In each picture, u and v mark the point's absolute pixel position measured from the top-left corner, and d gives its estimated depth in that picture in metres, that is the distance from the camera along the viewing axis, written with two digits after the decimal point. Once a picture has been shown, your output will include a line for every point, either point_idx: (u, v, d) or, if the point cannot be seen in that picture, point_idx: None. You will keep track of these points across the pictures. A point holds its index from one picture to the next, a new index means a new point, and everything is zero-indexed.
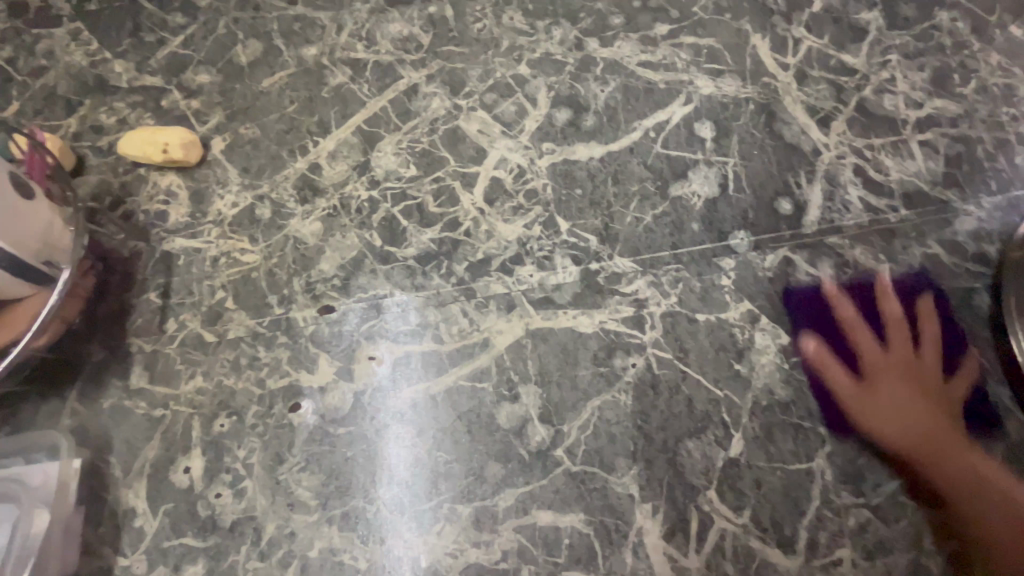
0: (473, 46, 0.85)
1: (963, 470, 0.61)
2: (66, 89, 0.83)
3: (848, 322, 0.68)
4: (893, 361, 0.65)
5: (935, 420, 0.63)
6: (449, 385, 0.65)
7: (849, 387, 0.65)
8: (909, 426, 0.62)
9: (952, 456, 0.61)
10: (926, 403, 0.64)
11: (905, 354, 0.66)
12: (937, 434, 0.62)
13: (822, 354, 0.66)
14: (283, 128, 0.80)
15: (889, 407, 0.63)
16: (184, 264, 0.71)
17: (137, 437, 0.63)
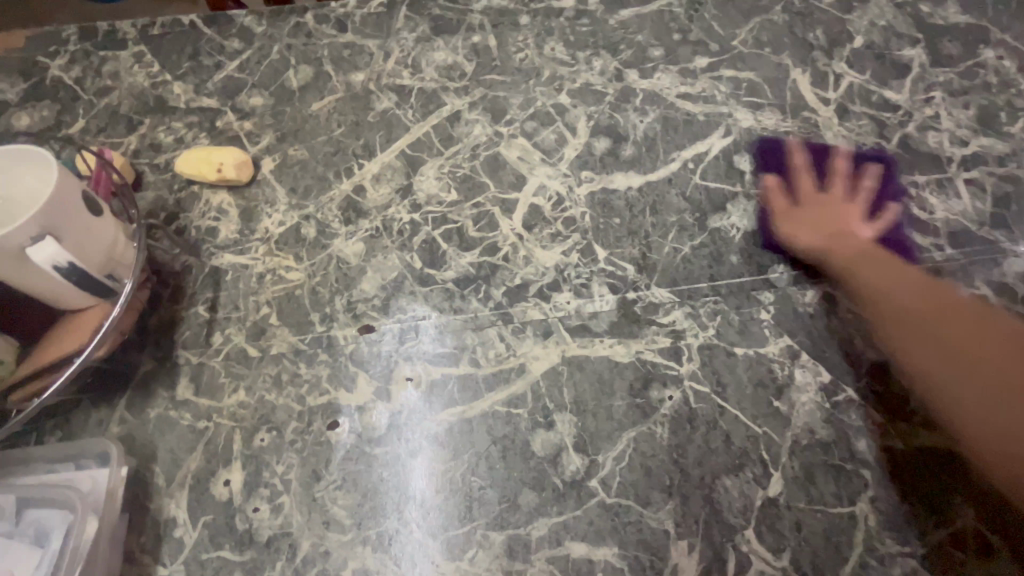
0: (515, 75, 0.88)
1: (970, 330, 0.57)
2: (129, 109, 0.87)
3: (802, 188, 0.77)
4: (862, 242, 0.70)
5: (944, 321, 0.59)
6: (484, 410, 0.66)
7: (808, 214, 0.73)
8: (839, 234, 0.70)
9: (949, 311, 0.59)
10: (851, 223, 0.72)
11: (852, 213, 0.73)
12: (933, 295, 0.61)
13: (774, 180, 0.78)
14: (330, 150, 0.83)
15: (824, 219, 0.72)
16: (232, 279, 0.74)
17: (181, 448, 0.64)
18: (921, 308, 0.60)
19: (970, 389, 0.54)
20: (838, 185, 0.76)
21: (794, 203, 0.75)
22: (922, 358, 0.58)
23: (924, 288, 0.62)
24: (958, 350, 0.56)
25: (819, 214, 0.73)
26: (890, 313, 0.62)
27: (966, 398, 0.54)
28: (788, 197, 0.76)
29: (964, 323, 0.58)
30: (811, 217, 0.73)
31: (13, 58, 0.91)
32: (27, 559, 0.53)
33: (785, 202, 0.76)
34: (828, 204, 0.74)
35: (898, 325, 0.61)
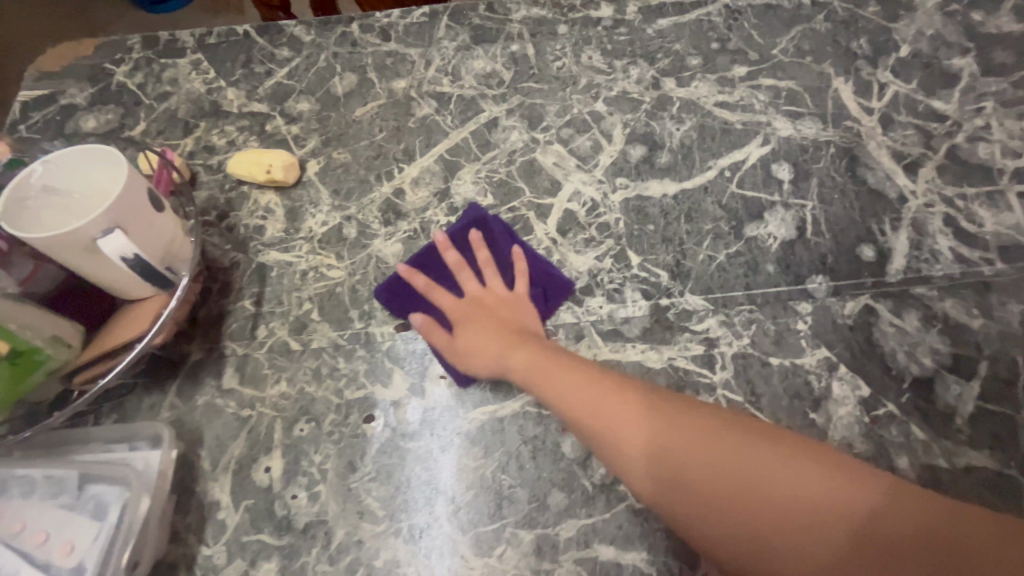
0: (552, 83, 0.89)
1: (780, 503, 0.49)
2: (186, 113, 0.92)
3: (457, 297, 0.73)
4: (518, 331, 0.68)
5: (651, 455, 0.55)
6: (516, 409, 0.67)
7: (476, 334, 0.68)
8: (495, 340, 0.67)
9: (692, 454, 0.53)
10: (524, 321, 0.70)
11: (511, 302, 0.72)
12: (734, 469, 0.52)
13: (444, 294, 0.73)
14: (372, 154, 0.86)
15: (485, 329, 0.69)
16: (277, 275, 0.77)
17: (226, 434, 0.67)
18: (698, 497, 0.52)
19: (695, 512, 0.52)
20: (465, 283, 0.74)
21: (455, 326, 0.70)
22: (699, 477, 0.52)
23: (591, 391, 0.60)
24: (714, 481, 0.52)
25: (494, 326, 0.69)
26: (597, 418, 0.58)
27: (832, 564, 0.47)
28: (456, 300, 0.72)
29: (690, 429, 0.55)
30: (494, 344, 0.67)
31: (83, 65, 0.97)
32: (87, 531, 0.57)
33: (446, 337, 0.69)
34: (496, 304, 0.72)
35: (642, 453, 0.55)
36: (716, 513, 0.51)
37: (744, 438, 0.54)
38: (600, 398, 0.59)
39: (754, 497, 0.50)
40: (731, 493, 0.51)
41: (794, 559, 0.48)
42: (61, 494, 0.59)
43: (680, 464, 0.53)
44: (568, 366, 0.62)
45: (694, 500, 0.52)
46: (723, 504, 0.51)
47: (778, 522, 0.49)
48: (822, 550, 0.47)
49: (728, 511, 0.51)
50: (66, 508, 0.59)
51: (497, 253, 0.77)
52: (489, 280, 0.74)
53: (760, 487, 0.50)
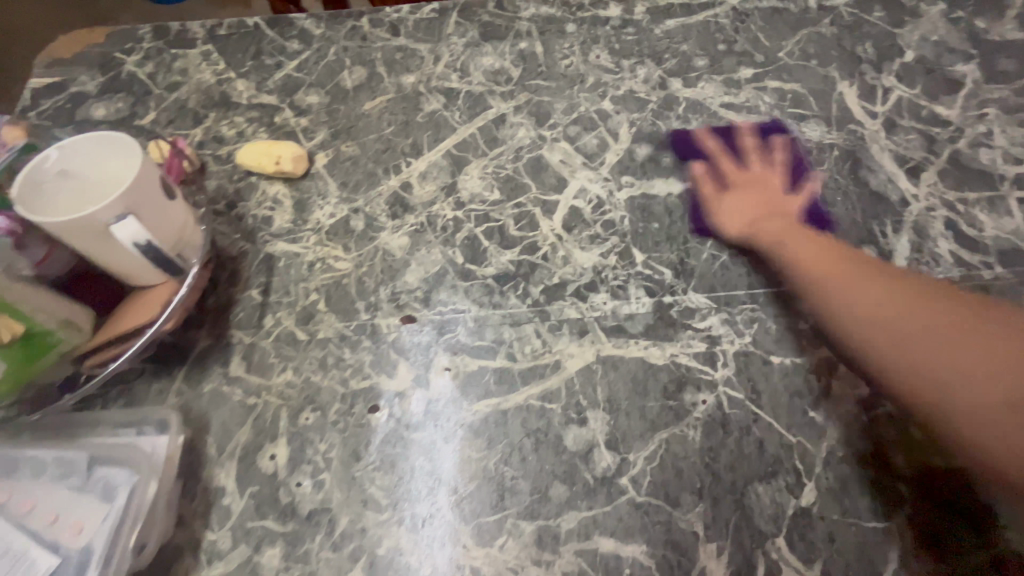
0: (560, 81, 0.90)
1: (975, 329, 0.57)
2: (195, 103, 0.93)
3: (723, 167, 0.80)
4: (787, 217, 0.74)
5: (805, 269, 0.68)
6: (519, 402, 0.68)
7: (739, 199, 0.77)
8: (764, 211, 0.75)
9: (891, 313, 0.61)
10: (783, 201, 0.76)
11: (787, 203, 0.77)
12: (917, 305, 0.61)
13: (721, 163, 0.80)
14: (380, 147, 0.87)
15: (746, 192, 0.77)
16: (284, 266, 0.78)
17: (232, 421, 0.68)
18: (905, 313, 0.60)
19: (875, 338, 0.61)
20: (738, 151, 0.82)
21: (722, 186, 0.79)
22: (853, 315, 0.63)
23: (820, 252, 0.69)
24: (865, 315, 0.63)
25: (762, 194, 0.76)
26: (835, 288, 0.66)
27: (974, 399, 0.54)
28: (722, 181, 0.79)
29: (887, 293, 0.62)
30: (755, 206, 0.75)
31: (93, 54, 0.98)
32: (95, 512, 0.58)
33: (712, 189, 0.79)
34: (770, 181, 0.78)
35: (855, 317, 0.63)
36: (895, 336, 0.59)
37: (974, 316, 0.58)
38: (851, 272, 0.66)
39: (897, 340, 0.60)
40: (945, 329, 0.58)
41: (979, 388, 0.54)
42: (71, 475, 0.60)
43: (915, 306, 0.61)
44: (829, 243, 0.70)
45: (883, 327, 0.61)
46: (933, 341, 0.57)
47: (936, 344, 0.57)
48: (969, 392, 0.54)
49: (902, 335, 0.59)
50: (75, 489, 0.59)
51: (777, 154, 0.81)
52: (752, 162, 0.80)
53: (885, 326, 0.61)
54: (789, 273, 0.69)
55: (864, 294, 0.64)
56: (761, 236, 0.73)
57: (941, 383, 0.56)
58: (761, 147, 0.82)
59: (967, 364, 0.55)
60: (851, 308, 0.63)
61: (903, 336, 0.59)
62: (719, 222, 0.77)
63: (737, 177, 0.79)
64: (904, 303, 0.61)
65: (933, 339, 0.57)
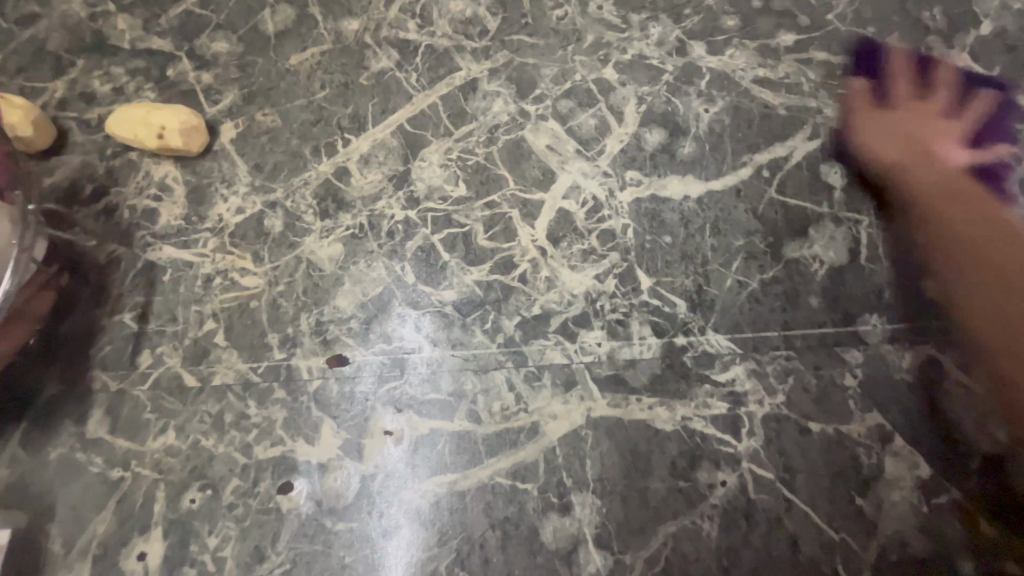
0: (550, 38, 0.69)
1: (987, 235, 0.48)
2: (57, 44, 0.68)
3: (893, 88, 0.62)
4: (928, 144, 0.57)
5: (921, 189, 0.54)
6: (482, 481, 0.51)
7: (882, 122, 0.60)
8: (901, 128, 0.58)
9: (949, 202, 0.51)
10: (938, 132, 0.58)
11: (941, 137, 0.57)
12: (953, 192, 0.52)
13: (860, 84, 0.64)
14: (309, 118, 0.65)
15: (891, 122, 0.59)
16: (170, 281, 0.57)
17: (88, 503, 0.50)
18: (978, 219, 0.49)
19: (942, 218, 0.51)
20: (897, 67, 0.63)
21: (878, 102, 0.62)
22: (953, 219, 0.50)
23: (961, 180, 0.53)
24: (940, 195, 0.52)
25: (913, 121, 0.58)
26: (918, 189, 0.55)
27: (975, 280, 0.46)
28: (870, 100, 0.62)
29: (1003, 217, 0.49)
30: (908, 134, 0.57)
31: None
32: None
33: (877, 101, 0.62)
34: (932, 112, 0.59)
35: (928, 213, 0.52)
36: (965, 224, 0.49)
37: (963, 204, 0.51)
38: (941, 167, 0.55)
39: (968, 228, 0.49)
40: (970, 217, 0.49)
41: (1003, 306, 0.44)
42: None
43: (983, 200, 0.51)
44: (989, 202, 0.51)
45: (936, 215, 0.51)
46: (947, 250, 0.49)
47: (963, 240, 0.48)
48: (983, 244, 0.47)
49: (974, 236, 0.48)
50: None
51: (933, 90, 0.62)
52: (934, 96, 0.61)
53: (988, 226, 0.48)
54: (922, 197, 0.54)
55: (946, 185, 0.53)
56: (879, 157, 0.58)
57: (951, 250, 0.49)
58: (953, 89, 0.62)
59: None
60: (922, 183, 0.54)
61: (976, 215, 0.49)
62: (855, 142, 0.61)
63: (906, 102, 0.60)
64: (991, 205, 0.51)
65: (972, 232, 0.48)
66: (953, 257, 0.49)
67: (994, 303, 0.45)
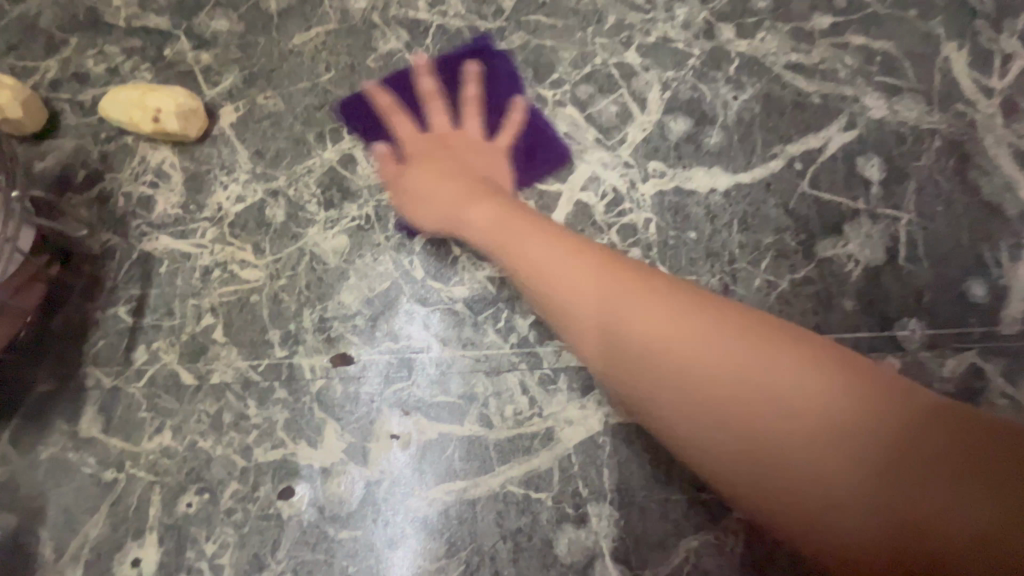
0: (569, 19, 0.65)
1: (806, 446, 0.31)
2: (50, 21, 0.65)
3: (467, 129, 0.59)
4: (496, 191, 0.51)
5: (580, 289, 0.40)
6: (494, 489, 0.48)
7: (426, 169, 0.55)
8: (443, 182, 0.53)
9: (684, 340, 0.35)
10: (473, 164, 0.56)
11: (481, 166, 0.56)
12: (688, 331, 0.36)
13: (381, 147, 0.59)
14: (313, 102, 0.62)
15: (440, 168, 0.54)
16: (167, 273, 0.54)
17: (80, 505, 0.47)
18: (697, 343, 0.35)
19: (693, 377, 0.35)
20: (426, 99, 0.61)
21: (413, 161, 0.56)
22: (686, 356, 0.35)
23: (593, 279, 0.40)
24: (662, 349, 0.36)
25: (444, 160, 0.55)
26: (641, 359, 0.37)
27: (841, 506, 0.31)
28: (393, 163, 0.58)
29: (801, 383, 0.32)
30: (456, 177, 0.53)
31: None
32: None
33: (395, 167, 0.57)
34: (442, 138, 0.58)
35: (620, 362, 0.38)
36: (718, 390, 0.34)
37: (727, 402, 0.34)
38: (642, 308, 0.38)
39: (743, 386, 0.33)
40: (710, 381, 0.34)
41: (860, 517, 0.30)
42: None
43: (767, 371, 0.33)
44: (630, 276, 0.40)
45: (687, 382, 0.35)
46: (735, 443, 0.33)
47: (805, 464, 0.31)
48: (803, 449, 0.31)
49: (791, 466, 0.32)
50: None
51: (403, 98, 0.61)
52: (434, 114, 0.60)
53: (763, 372, 0.33)
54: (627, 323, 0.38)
55: (697, 357, 0.35)
56: (466, 225, 0.50)
57: (783, 489, 0.32)
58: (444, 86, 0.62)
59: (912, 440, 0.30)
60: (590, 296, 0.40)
61: (798, 432, 0.32)
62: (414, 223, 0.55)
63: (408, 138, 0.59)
64: (706, 342, 0.35)
65: (792, 448, 0.32)
66: (780, 492, 0.32)
67: (775, 466, 0.32)
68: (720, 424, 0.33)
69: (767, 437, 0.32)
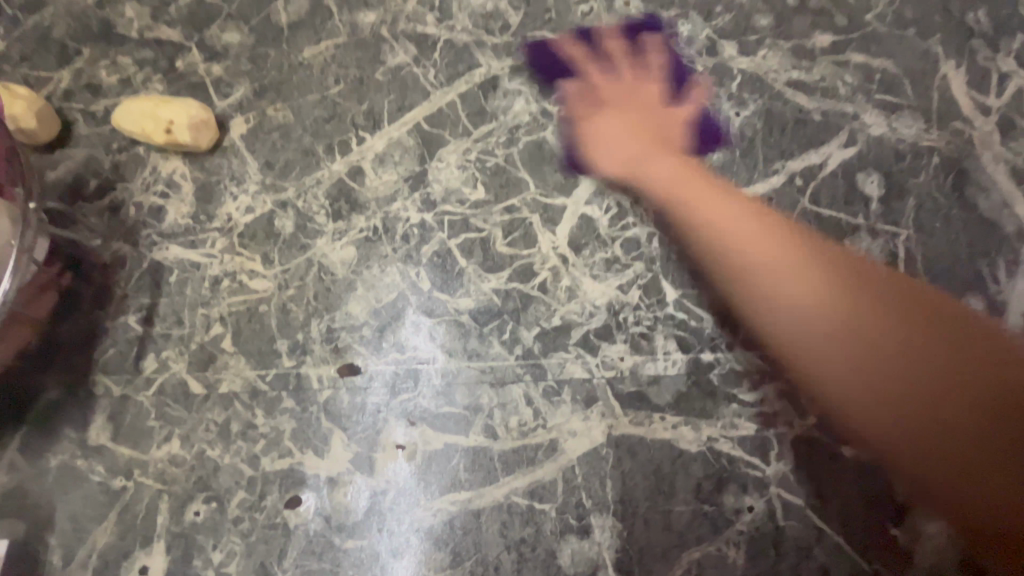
0: (574, 35, 0.66)
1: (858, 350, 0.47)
2: (63, 32, 0.66)
3: (644, 89, 0.62)
4: (678, 154, 0.59)
5: (725, 221, 0.53)
6: (498, 500, 0.49)
7: (610, 130, 0.60)
8: (635, 144, 0.58)
9: (803, 268, 0.49)
10: (663, 121, 0.61)
11: (668, 120, 0.61)
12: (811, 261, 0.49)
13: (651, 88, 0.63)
14: (323, 114, 0.63)
15: (618, 136, 0.60)
16: (177, 282, 0.55)
17: (88, 513, 0.48)
18: (808, 287, 0.48)
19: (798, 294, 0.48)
20: (618, 69, 0.64)
21: (602, 105, 0.62)
22: (878, 294, 0.47)
23: (752, 226, 0.51)
24: (765, 269, 0.50)
25: (636, 127, 0.59)
26: (748, 267, 0.51)
27: (882, 394, 0.45)
28: (582, 109, 0.62)
29: (884, 321, 0.46)
30: (640, 144, 0.58)
31: None
32: None
33: (585, 112, 0.62)
34: (638, 100, 0.61)
35: (736, 248, 0.52)
36: (812, 323, 0.48)
37: (835, 319, 0.47)
38: (743, 229, 0.51)
39: (819, 315, 0.47)
40: (820, 310, 0.47)
41: (874, 399, 0.45)
42: None
43: (861, 288, 0.47)
44: (783, 223, 0.52)
45: (814, 301, 0.48)
46: (828, 323, 0.47)
47: (889, 358, 0.45)
48: (831, 346, 0.47)
49: (835, 354, 0.47)
50: None
51: (589, 51, 0.65)
52: (621, 70, 0.63)
53: (830, 326, 0.47)
54: (728, 250, 0.53)
55: (810, 278, 0.48)
56: (644, 180, 0.57)
57: (818, 366, 0.47)
58: (623, 48, 0.65)
59: (910, 350, 0.45)
60: (731, 234, 0.52)
61: (835, 337, 0.47)
62: (592, 168, 0.60)
63: (590, 94, 0.63)
64: (851, 290, 0.47)
65: (848, 353, 0.46)
66: (852, 384, 0.46)
67: (856, 352, 0.46)
68: (811, 318, 0.47)
69: (812, 334, 0.49)
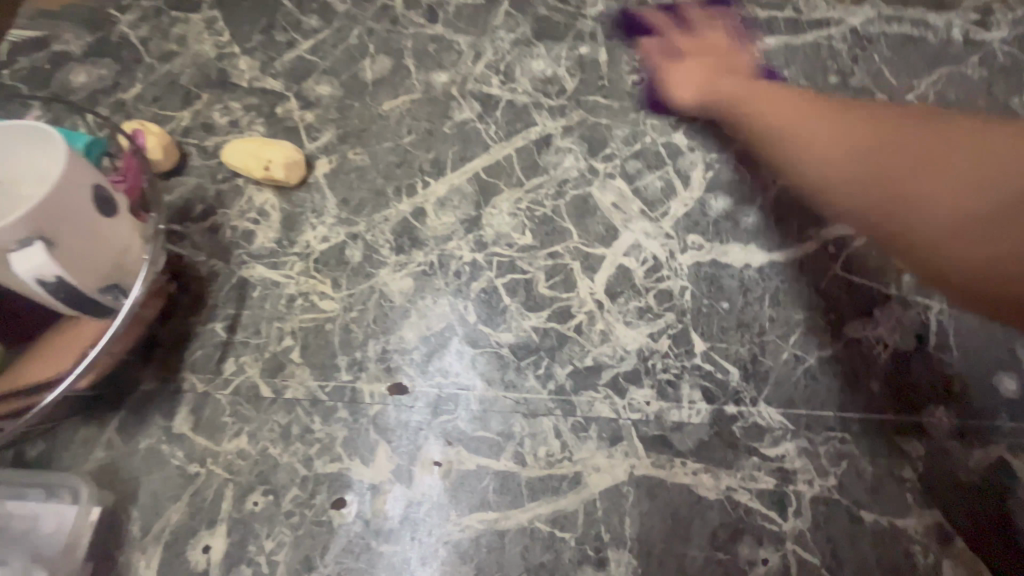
0: (623, 101, 0.73)
1: (908, 153, 0.49)
2: (189, 80, 0.78)
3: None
4: (908, 187, 0.48)
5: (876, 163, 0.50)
6: (523, 523, 0.53)
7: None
8: (725, 84, 0.63)
9: (916, 170, 0.49)
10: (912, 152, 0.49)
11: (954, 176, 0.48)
12: (883, 166, 0.49)
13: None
14: (395, 159, 0.71)
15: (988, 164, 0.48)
16: (259, 297, 0.64)
17: (164, 493, 0.55)
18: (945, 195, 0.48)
19: (930, 214, 0.48)
20: None
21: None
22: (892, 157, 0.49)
23: (874, 195, 0.49)
24: (887, 180, 0.49)
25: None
26: (834, 156, 0.51)
27: (969, 242, 0.47)
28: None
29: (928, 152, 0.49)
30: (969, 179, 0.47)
31: (82, 8, 0.84)
32: None
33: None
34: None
35: (873, 168, 0.50)
36: (910, 200, 0.48)
37: (875, 143, 0.50)
38: (926, 175, 0.48)
39: (894, 180, 0.49)
40: (873, 168, 0.50)
41: (945, 210, 0.48)
42: None
43: (924, 163, 0.49)
44: (922, 172, 0.48)
45: (875, 164, 0.50)
46: (942, 203, 0.48)
47: (928, 208, 0.48)
48: (923, 213, 0.48)
49: (925, 211, 0.48)
50: None
51: None
52: None
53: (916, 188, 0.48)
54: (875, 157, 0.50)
55: (874, 166, 0.50)
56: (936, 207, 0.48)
57: (906, 178, 0.49)
58: None
59: (918, 187, 0.48)
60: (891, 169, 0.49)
61: (910, 179, 0.48)
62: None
63: None
64: (915, 198, 0.48)
65: (942, 201, 0.47)
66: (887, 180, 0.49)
67: (950, 207, 0.47)
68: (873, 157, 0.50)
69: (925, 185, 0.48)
